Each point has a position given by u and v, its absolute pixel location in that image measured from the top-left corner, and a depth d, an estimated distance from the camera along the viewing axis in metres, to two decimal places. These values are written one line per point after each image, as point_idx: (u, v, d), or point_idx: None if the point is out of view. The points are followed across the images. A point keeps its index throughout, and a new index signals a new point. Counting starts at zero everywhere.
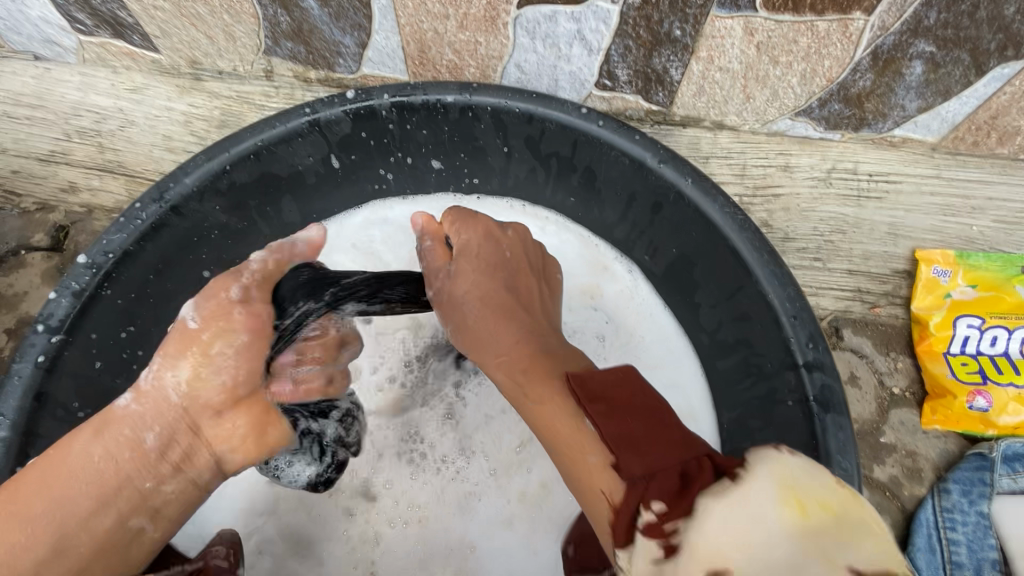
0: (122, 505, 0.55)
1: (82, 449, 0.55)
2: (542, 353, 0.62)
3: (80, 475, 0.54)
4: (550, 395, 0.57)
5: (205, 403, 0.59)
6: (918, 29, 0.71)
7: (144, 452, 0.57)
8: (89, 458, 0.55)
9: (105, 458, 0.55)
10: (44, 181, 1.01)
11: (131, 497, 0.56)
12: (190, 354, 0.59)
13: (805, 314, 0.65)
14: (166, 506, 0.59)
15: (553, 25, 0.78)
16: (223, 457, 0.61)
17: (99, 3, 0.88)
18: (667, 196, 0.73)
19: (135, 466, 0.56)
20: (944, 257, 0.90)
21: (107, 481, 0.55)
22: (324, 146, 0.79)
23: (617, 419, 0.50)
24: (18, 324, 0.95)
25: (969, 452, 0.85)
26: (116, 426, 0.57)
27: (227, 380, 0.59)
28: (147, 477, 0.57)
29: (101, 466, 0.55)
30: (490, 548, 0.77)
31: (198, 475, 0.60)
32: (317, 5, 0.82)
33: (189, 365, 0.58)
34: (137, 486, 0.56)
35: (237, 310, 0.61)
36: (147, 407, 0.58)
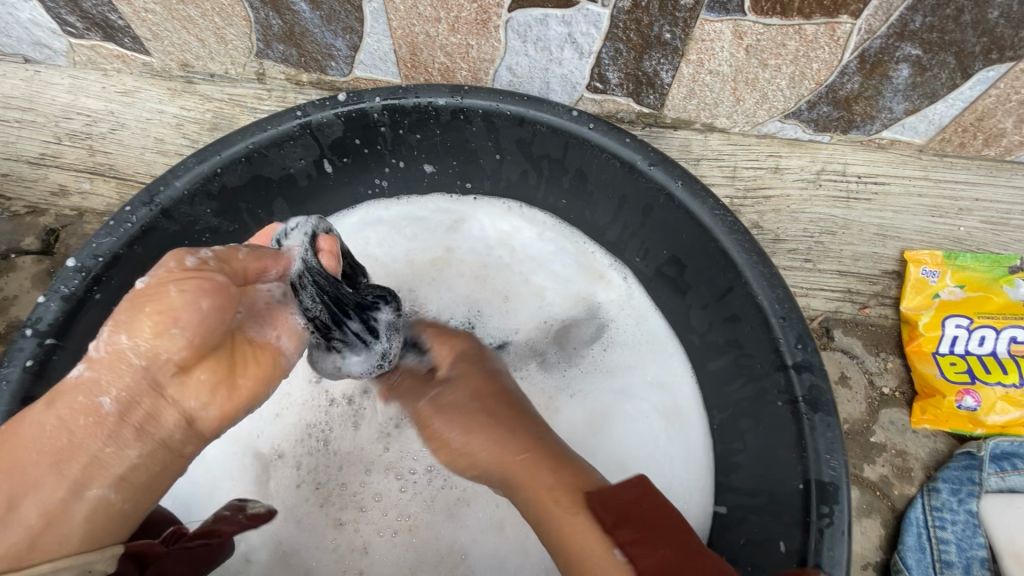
0: (78, 475, 0.48)
1: (35, 420, 0.48)
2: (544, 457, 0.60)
3: (30, 446, 0.47)
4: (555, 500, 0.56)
5: (166, 361, 0.50)
6: (904, 33, 0.71)
7: (102, 415, 0.49)
8: (41, 427, 0.48)
9: (59, 427, 0.48)
10: (34, 184, 1.00)
11: (89, 465, 0.48)
12: (144, 311, 0.49)
13: (793, 315, 0.65)
14: (132, 473, 0.50)
15: (544, 28, 0.78)
16: (195, 415, 0.53)
17: (90, 6, 0.88)
18: (658, 199, 0.74)
19: (92, 431, 0.48)
20: (933, 257, 0.91)
21: (62, 448, 0.47)
22: (315, 148, 0.79)
23: (649, 546, 0.50)
24: (7, 328, 0.94)
25: (958, 451, 0.86)
26: (67, 396, 0.49)
27: (194, 338, 0.50)
28: (106, 441, 0.49)
29: (55, 435, 0.47)
30: (480, 552, 0.77)
31: (174, 441, 0.53)
32: (308, 7, 0.82)
33: (144, 321, 0.49)
34: (96, 451, 0.48)
35: (219, 277, 0.52)
36: (104, 364, 0.49)
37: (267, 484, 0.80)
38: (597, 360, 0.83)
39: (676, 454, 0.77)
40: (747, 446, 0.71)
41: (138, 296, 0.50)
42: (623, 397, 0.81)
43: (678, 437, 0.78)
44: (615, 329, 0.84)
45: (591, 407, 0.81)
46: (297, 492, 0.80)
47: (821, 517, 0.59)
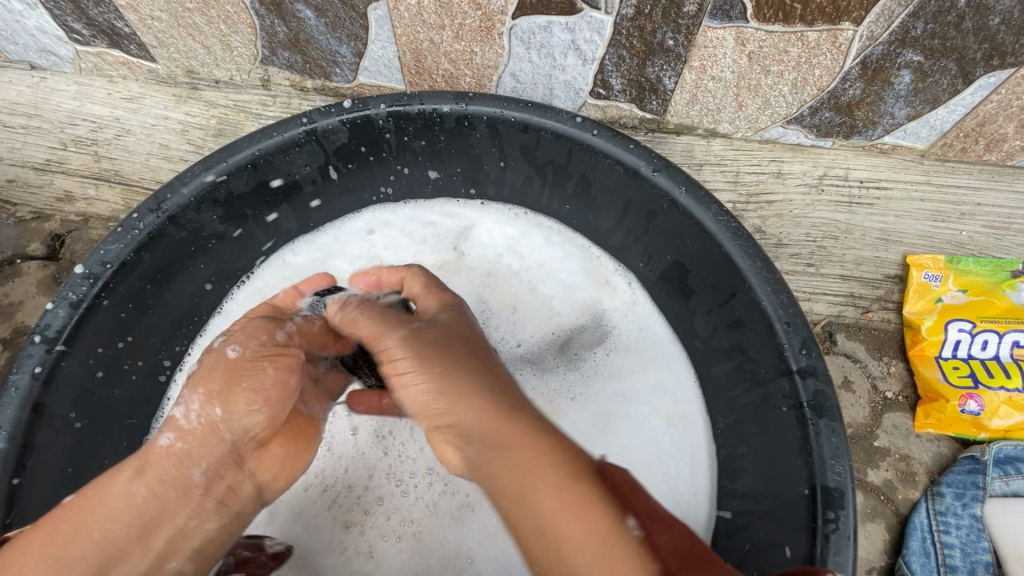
0: (160, 548, 0.56)
1: (124, 488, 0.56)
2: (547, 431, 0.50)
3: (120, 514, 0.55)
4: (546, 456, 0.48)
5: (249, 435, 0.59)
6: (906, 39, 0.72)
7: (189, 486, 0.57)
8: (133, 495, 0.56)
9: (151, 496, 0.56)
10: (40, 190, 1.00)
11: (173, 536, 0.57)
12: (238, 389, 0.58)
13: (798, 320, 0.66)
14: (204, 546, 0.59)
15: (548, 35, 0.79)
16: (265, 486, 0.62)
17: (96, 14, 0.89)
18: (661, 204, 0.74)
19: (176, 503, 0.57)
20: (935, 262, 0.91)
21: (147, 519, 0.55)
22: (321, 155, 0.79)
23: (663, 521, 0.45)
24: (13, 333, 0.94)
25: (962, 455, 0.86)
26: (158, 466, 0.57)
27: (268, 414, 0.60)
28: (187, 514, 0.57)
29: (147, 505, 0.56)
30: (485, 557, 0.77)
31: (244, 511, 0.62)
32: (313, 15, 0.82)
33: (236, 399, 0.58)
34: (180, 524, 0.57)
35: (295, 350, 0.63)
36: (195, 436, 0.58)
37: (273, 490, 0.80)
38: (601, 364, 0.84)
39: (681, 459, 0.77)
40: (751, 451, 0.71)
41: (229, 372, 0.59)
42: (627, 401, 0.81)
43: (681, 440, 0.78)
44: (620, 334, 0.84)
45: (596, 412, 0.81)
46: (302, 497, 0.80)
47: (827, 522, 0.59)
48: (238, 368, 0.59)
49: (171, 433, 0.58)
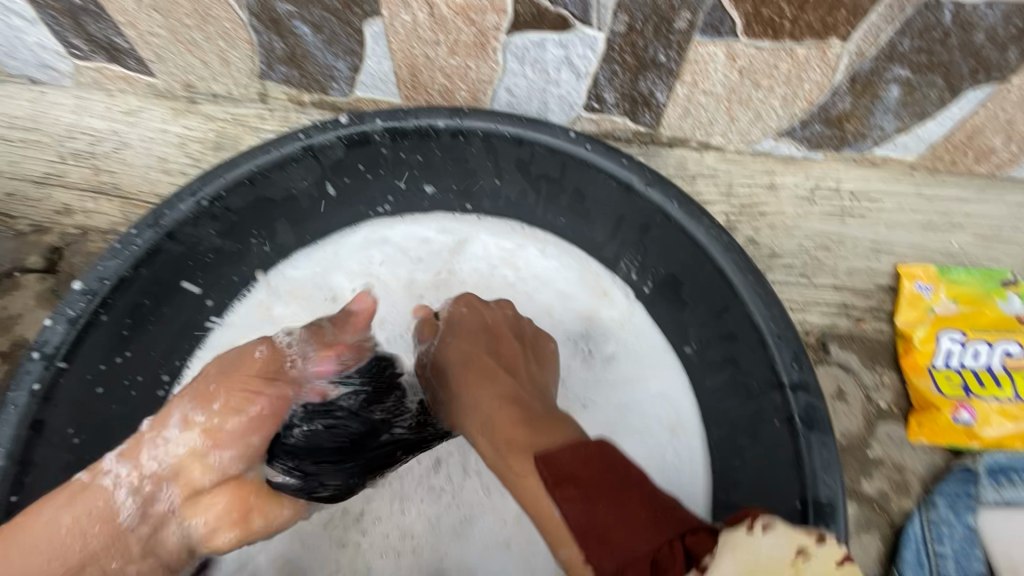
0: None
1: (52, 517, 0.59)
2: (524, 422, 0.68)
3: (47, 545, 0.58)
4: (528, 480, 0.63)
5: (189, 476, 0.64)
6: (893, 55, 0.73)
7: (114, 528, 0.61)
8: (57, 527, 0.59)
9: (75, 530, 0.59)
10: (38, 204, 1.01)
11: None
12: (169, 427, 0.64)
13: (789, 333, 0.66)
14: None
15: (542, 51, 0.80)
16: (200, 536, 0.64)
17: (95, 30, 0.90)
18: (655, 218, 0.75)
19: (102, 542, 0.60)
20: (925, 272, 0.92)
21: (72, 556, 0.58)
22: (318, 170, 0.80)
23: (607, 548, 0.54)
24: (12, 346, 0.95)
25: (955, 464, 0.87)
26: (88, 498, 0.61)
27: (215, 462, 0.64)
28: (114, 556, 0.61)
29: (72, 536, 0.59)
30: (487, 568, 0.78)
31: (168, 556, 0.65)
32: (310, 31, 0.84)
33: (176, 431, 0.64)
34: (103, 564, 0.60)
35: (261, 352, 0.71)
36: (129, 481, 0.62)
37: None
38: (597, 373, 0.84)
39: (680, 468, 0.78)
40: (745, 463, 0.72)
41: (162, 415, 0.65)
42: (625, 411, 0.82)
43: (681, 452, 0.78)
44: (616, 346, 0.85)
45: (595, 423, 0.82)
46: None
47: None
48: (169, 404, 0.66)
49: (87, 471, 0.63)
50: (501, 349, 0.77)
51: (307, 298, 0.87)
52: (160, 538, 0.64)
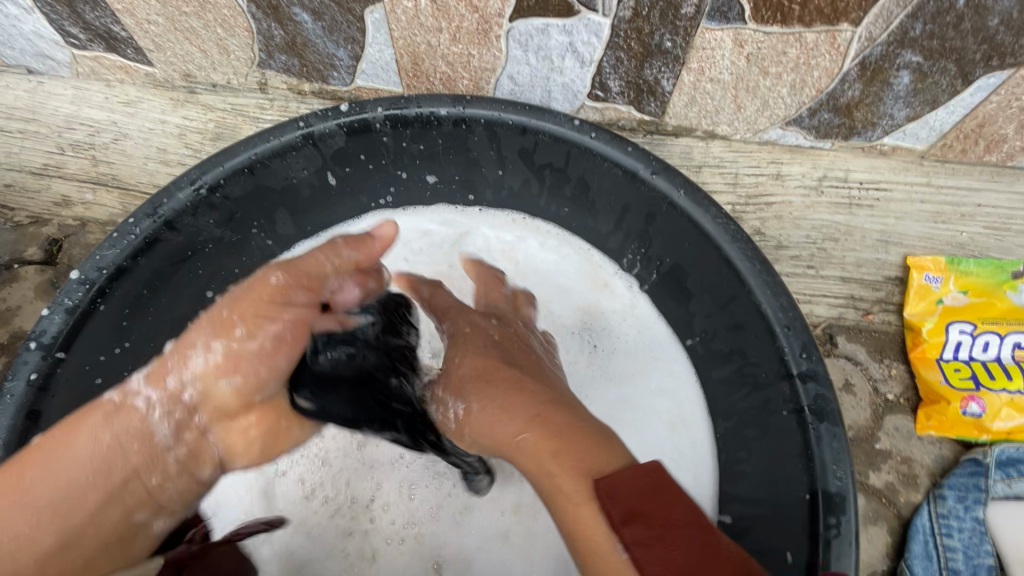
0: (128, 500, 0.58)
1: (88, 434, 0.56)
2: (565, 430, 0.58)
3: (73, 465, 0.55)
4: (583, 514, 0.52)
5: (218, 403, 0.60)
6: (904, 40, 0.72)
7: (152, 444, 0.58)
8: (97, 444, 0.56)
9: (114, 447, 0.56)
10: (38, 195, 1.00)
11: (136, 493, 0.58)
12: (210, 347, 0.58)
13: (797, 323, 0.65)
14: (169, 502, 0.62)
15: (546, 37, 0.79)
16: (231, 453, 0.64)
17: (93, 18, 0.89)
18: (660, 207, 0.74)
19: (142, 458, 0.58)
20: (936, 264, 0.91)
21: (112, 473, 0.56)
22: (318, 159, 0.79)
23: None
24: (11, 338, 0.94)
25: (964, 457, 0.85)
26: (124, 417, 0.58)
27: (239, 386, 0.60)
28: (153, 473, 0.59)
29: (110, 455, 0.56)
30: (487, 562, 0.76)
31: (202, 473, 0.63)
32: (310, 18, 0.82)
33: (207, 356, 0.58)
34: (144, 480, 0.58)
35: (275, 277, 0.61)
36: (162, 402, 0.59)
37: (267, 496, 0.79)
38: (601, 365, 0.83)
39: (682, 464, 0.77)
40: (751, 455, 0.71)
41: (188, 337, 0.60)
42: (629, 403, 0.81)
43: (683, 446, 0.78)
44: (620, 337, 0.84)
45: (598, 417, 0.81)
46: (297, 506, 0.79)
47: (829, 527, 0.59)
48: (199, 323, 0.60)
49: (117, 392, 0.59)
50: (515, 360, 0.68)
51: None
52: (195, 454, 0.62)
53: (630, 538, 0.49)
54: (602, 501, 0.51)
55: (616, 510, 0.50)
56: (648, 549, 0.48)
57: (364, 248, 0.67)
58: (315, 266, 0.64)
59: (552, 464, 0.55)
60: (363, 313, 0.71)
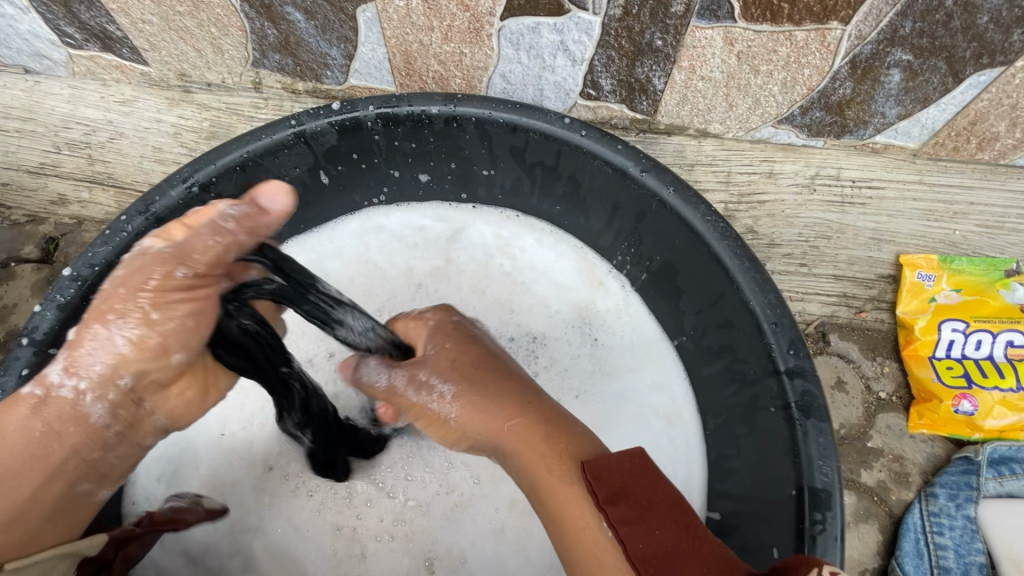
0: (71, 475, 0.55)
1: (19, 423, 0.53)
2: (550, 418, 0.54)
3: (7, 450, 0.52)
4: (568, 499, 0.48)
5: (152, 377, 0.56)
6: (894, 38, 0.72)
7: (88, 425, 0.55)
8: (29, 432, 0.53)
9: (49, 432, 0.53)
10: (34, 194, 1.01)
11: (78, 467, 0.55)
12: (132, 330, 0.54)
13: (785, 320, 0.65)
14: (110, 470, 0.59)
15: (536, 36, 0.79)
16: (175, 418, 0.61)
17: (88, 17, 0.89)
18: (650, 205, 0.74)
19: (82, 437, 0.55)
20: (928, 262, 0.90)
21: (51, 455, 0.53)
22: (310, 157, 0.79)
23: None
24: (7, 336, 0.95)
25: (956, 455, 0.85)
26: (54, 403, 0.54)
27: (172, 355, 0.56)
28: (94, 447, 0.56)
29: (46, 440, 0.53)
30: (478, 555, 0.77)
31: (145, 440, 0.60)
32: (303, 17, 0.83)
33: (128, 337, 0.54)
34: (86, 455, 0.55)
35: (179, 272, 0.55)
36: (90, 382, 0.55)
37: (258, 493, 0.79)
38: (593, 363, 0.83)
39: (673, 460, 0.77)
40: (741, 452, 0.71)
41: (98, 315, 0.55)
42: (620, 401, 0.81)
43: (675, 442, 0.77)
44: (611, 335, 0.84)
45: (591, 413, 0.80)
46: (287, 503, 0.79)
47: (815, 523, 0.59)
48: (104, 302, 0.55)
49: (37, 381, 0.55)
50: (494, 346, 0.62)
51: None
52: (135, 426, 0.58)
53: (614, 518, 0.45)
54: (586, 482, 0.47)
55: (601, 489, 0.46)
56: (636, 528, 0.44)
57: (252, 220, 0.58)
58: (206, 249, 0.56)
59: (541, 454, 0.51)
60: (266, 263, 0.60)
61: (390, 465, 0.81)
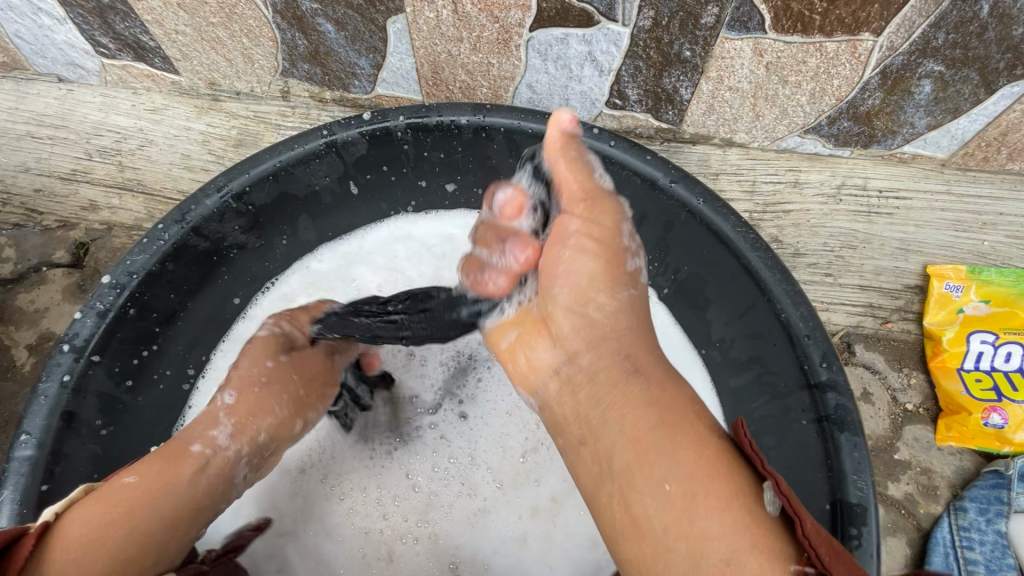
0: (201, 524, 0.58)
1: (184, 472, 0.57)
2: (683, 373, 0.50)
3: (174, 491, 0.55)
4: (720, 454, 0.43)
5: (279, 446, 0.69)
6: (926, 49, 0.71)
7: (234, 484, 0.63)
8: (193, 484, 0.57)
9: (208, 485, 0.59)
10: (65, 199, 1.02)
11: (209, 516, 0.59)
12: (307, 413, 0.70)
13: (818, 333, 0.65)
14: None
15: (565, 47, 0.80)
16: None
17: (122, 28, 0.91)
18: (679, 216, 0.74)
19: (223, 492, 0.61)
20: (956, 273, 0.89)
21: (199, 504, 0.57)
22: (340, 166, 0.80)
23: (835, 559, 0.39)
24: (39, 339, 0.97)
25: (986, 469, 0.85)
26: (219, 461, 0.61)
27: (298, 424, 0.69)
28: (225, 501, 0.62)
29: (203, 491, 0.58)
30: (504, 562, 0.77)
31: None
32: (334, 28, 0.84)
33: (299, 419, 0.69)
34: (216, 508, 0.60)
35: (283, 358, 0.68)
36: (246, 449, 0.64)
37: (292, 496, 0.80)
38: None
39: None
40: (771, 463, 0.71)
41: (261, 395, 0.66)
42: None
43: None
44: None
45: None
46: (322, 505, 0.80)
47: (849, 538, 0.59)
48: (265, 378, 0.67)
49: (202, 441, 0.61)
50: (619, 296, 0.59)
51: (331, 292, 0.89)
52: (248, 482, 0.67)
53: (782, 487, 0.41)
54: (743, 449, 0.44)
55: (759, 458, 0.43)
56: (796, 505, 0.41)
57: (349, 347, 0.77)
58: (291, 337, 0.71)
59: (686, 401, 0.47)
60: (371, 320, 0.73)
61: (416, 457, 0.82)
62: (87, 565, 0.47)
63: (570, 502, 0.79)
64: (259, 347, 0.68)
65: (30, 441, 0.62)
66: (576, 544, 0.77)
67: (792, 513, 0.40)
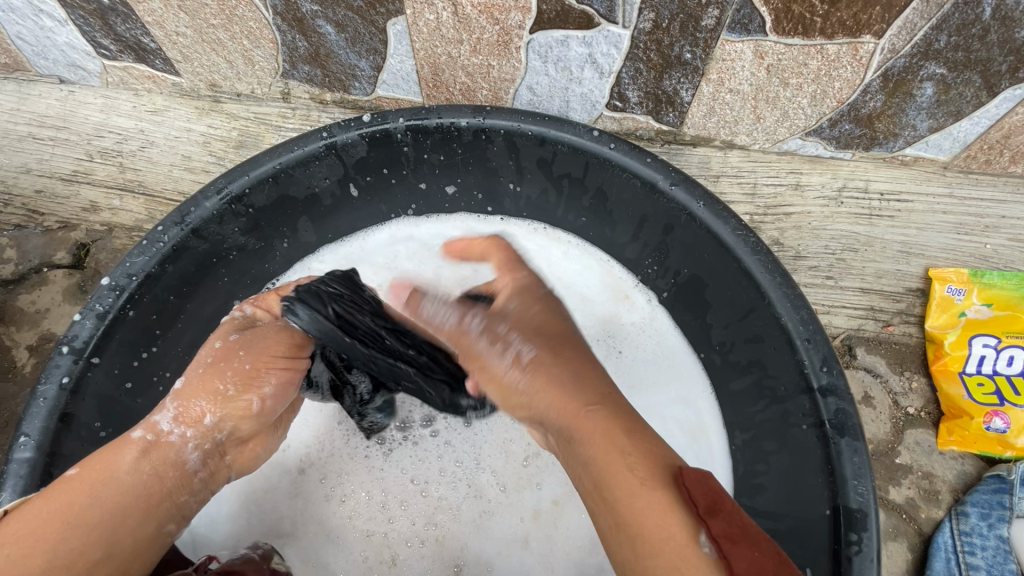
0: (158, 514, 0.57)
1: (127, 462, 0.56)
2: (625, 416, 0.53)
3: (116, 483, 0.55)
4: (657, 500, 0.47)
5: (241, 432, 0.62)
6: (928, 52, 0.71)
7: (186, 473, 0.59)
8: (138, 475, 0.56)
9: (155, 474, 0.57)
10: (66, 200, 1.03)
11: (168, 507, 0.58)
12: (261, 387, 0.62)
13: (818, 337, 0.65)
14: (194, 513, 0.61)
15: (565, 49, 0.79)
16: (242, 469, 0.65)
17: (123, 29, 0.91)
18: (679, 218, 0.74)
19: (176, 481, 0.58)
20: (959, 276, 0.89)
21: (150, 494, 0.56)
22: (340, 168, 0.80)
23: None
24: (40, 340, 0.97)
25: (987, 473, 0.84)
26: (163, 449, 0.58)
27: (254, 401, 0.61)
28: (182, 490, 0.59)
29: (150, 480, 0.56)
30: (507, 566, 0.77)
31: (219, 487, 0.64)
32: (334, 30, 0.84)
33: (256, 394, 0.61)
34: (174, 498, 0.58)
35: (231, 337, 0.64)
36: (191, 433, 0.59)
37: (292, 498, 0.80)
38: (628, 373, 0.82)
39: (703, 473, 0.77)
40: (771, 468, 0.71)
41: (203, 376, 0.60)
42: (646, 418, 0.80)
43: (703, 455, 0.78)
44: (637, 348, 0.84)
45: None
46: (321, 508, 0.80)
47: (849, 544, 0.58)
48: (212, 358, 0.62)
49: (145, 427, 0.58)
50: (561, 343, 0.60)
51: None
52: (215, 473, 0.62)
53: (714, 529, 0.45)
54: (684, 490, 0.47)
55: (700, 500, 0.47)
56: (736, 545, 0.44)
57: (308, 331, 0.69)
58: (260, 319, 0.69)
59: (626, 450, 0.50)
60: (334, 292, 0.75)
61: (420, 460, 0.81)
62: (26, 563, 0.49)
63: (572, 505, 0.79)
64: (216, 331, 0.65)
65: (28, 444, 0.63)
66: (578, 548, 0.77)
67: (727, 554, 0.44)
